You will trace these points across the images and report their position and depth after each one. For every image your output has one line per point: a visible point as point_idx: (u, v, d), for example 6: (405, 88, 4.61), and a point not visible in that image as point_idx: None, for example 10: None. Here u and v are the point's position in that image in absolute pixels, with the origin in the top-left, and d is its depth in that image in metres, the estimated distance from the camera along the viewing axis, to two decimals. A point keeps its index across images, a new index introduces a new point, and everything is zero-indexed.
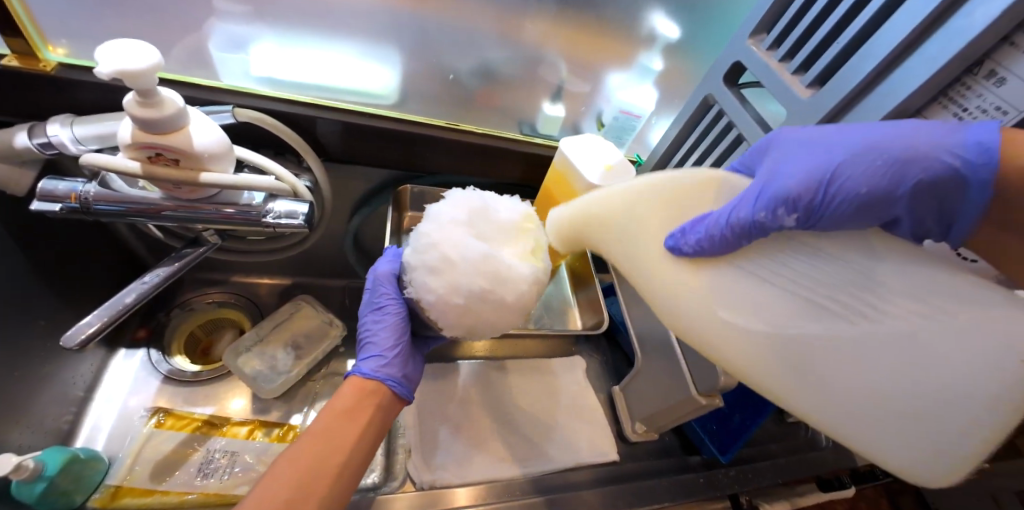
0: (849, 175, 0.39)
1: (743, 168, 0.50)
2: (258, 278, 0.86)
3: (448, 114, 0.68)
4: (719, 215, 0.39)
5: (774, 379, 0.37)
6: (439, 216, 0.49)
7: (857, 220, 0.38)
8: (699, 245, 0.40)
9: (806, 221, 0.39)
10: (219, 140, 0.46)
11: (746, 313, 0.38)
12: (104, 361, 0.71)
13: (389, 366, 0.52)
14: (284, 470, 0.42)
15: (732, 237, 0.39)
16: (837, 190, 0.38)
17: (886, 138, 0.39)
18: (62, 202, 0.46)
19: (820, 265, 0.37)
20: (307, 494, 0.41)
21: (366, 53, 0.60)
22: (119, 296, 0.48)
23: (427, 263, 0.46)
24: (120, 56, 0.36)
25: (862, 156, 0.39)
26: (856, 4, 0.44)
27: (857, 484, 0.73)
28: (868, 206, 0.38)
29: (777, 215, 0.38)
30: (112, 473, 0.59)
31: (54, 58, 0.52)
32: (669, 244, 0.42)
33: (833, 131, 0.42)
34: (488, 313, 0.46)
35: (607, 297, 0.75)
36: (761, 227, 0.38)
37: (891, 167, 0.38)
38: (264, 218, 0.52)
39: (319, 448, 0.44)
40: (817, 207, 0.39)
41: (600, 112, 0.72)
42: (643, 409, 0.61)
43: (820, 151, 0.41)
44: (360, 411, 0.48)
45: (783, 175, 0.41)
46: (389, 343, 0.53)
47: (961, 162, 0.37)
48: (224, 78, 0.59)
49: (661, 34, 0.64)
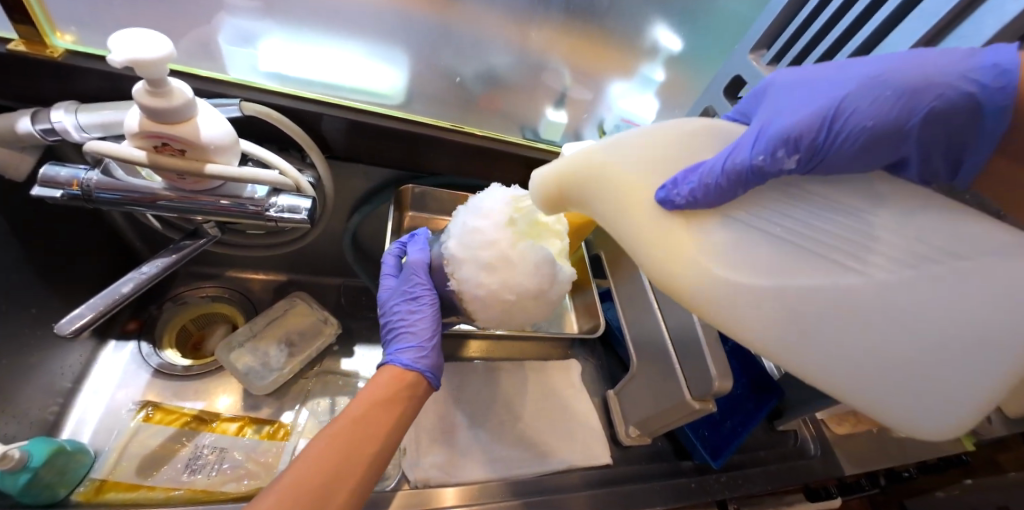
0: (854, 109, 0.36)
1: (738, 119, 0.48)
2: (252, 274, 0.86)
3: (453, 116, 0.67)
4: (715, 162, 0.37)
5: (774, 327, 0.36)
6: (495, 211, 0.52)
7: (862, 156, 0.35)
8: (692, 195, 0.37)
9: (809, 162, 0.37)
10: (226, 133, 0.46)
11: (731, 265, 0.37)
12: (93, 353, 0.70)
13: (428, 358, 0.53)
14: (325, 446, 0.42)
15: (728, 186, 0.37)
16: (841, 127, 0.35)
17: (891, 68, 0.36)
18: (64, 188, 0.46)
19: (814, 217, 0.36)
20: (346, 475, 0.41)
21: (373, 53, 0.61)
22: (116, 286, 0.48)
23: (481, 259, 0.50)
24: (133, 45, 0.36)
25: (866, 89, 0.36)
26: (859, 22, 0.46)
27: (845, 495, 0.75)
28: (878, 142, 0.35)
29: (776, 157, 0.36)
30: (97, 467, 0.58)
31: (63, 46, 0.52)
32: (659, 196, 0.39)
33: (832, 69, 0.40)
34: (527, 307, 0.53)
35: (604, 302, 0.75)
36: (758, 171, 0.36)
37: (899, 98, 0.35)
38: (267, 211, 0.52)
39: (354, 433, 0.43)
40: (820, 145, 0.36)
41: (602, 119, 0.71)
42: (636, 413, 0.62)
43: (819, 88, 0.39)
44: (398, 399, 0.49)
45: (781, 117, 0.39)
46: (428, 334, 0.54)
47: (977, 89, 0.33)
48: (229, 70, 0.57)
49: (664, 46, 0.66)
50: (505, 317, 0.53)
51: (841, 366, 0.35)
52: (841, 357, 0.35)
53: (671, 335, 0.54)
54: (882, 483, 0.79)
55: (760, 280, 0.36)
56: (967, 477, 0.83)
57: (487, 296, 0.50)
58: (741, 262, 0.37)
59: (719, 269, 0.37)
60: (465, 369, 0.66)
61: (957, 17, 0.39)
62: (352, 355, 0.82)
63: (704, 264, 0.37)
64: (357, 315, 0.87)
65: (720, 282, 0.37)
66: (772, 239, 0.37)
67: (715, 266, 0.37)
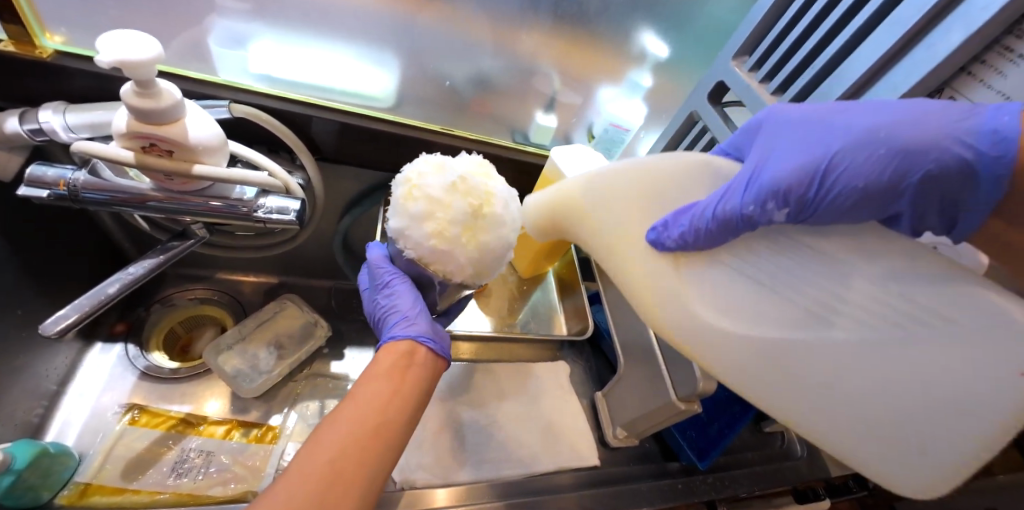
0: (847, 164, 0.38)
1: (734, 151, 0.50)
2: (241, 276, 0.85)
3: (444, 118, 0.69)
4: (706, 207, 0.41)
5: (763, 379, 0.39)
6: (407, 170, 0.44)
7: (849, 212, 0.38)
8: (682, 239, 0.42)
9: (797, 215, 0.40)
10: (215, 135, 0.46)
11: (710, 307, 0.41)
12: (79, 354, 0.69)
13: (416, 324, 0.51)
14: (332, 433, 0.39)
15: (716, 231, 0.40)
16: (830, 183, 0.37)
17: (892, 124, 0.37)
18: (50, 188, 0.46)
19: (794, 267, 0.40)
20: (357, 455, 0.39)
21: (364, 55, 0.61)
22: (102, 286, 0.48)
23: (410, 213, 0.41)
24: (121, 46, 0.36)
25: (863, 144, 0.38)
26: (835, 28, 0.46)
27: (834, 497, 0.75)
28: (866, 200, 0.37)
29: (766, 208, 0.39)
30: (81, 470, 0.57)
31: (51, 46, 0.52)
32: (652, 238, 0.44)
33: (833, 112, 0.41)
34: (488, 232, 0.41)
35: (593, 304, 0.76)
36: (748, 219, 0.39)
37: (894, 157, 0.37)
38: (255, 213, 0.52)
39: (361, 408, 0.42)
40: (809, 201, 0.38)
41: (591, 124, 0.74)
42: (623, 415, 0.62)
43: (816, 134, 0.41)
44: (401, 371, 0.47)
45: (774, 162, 0.41)
46: (410, 304, 0.52)
47: (974, 154, 0.35)
48: (221, 73, 0.58)
49: (651, 52, 0.67)
50: (474, 254, 0.41)
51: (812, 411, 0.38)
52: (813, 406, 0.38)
53: (658, 337, 0.55)
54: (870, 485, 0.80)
55: (740, 325, 0.40)
56: (954, 479, 0.84)
57: (445, 250, 0.40)
58: (720, 306, 0.41)
59: (699, 311, 0.41)
60: (453, 371, 0.66)
61: (927, 24, 0.39)
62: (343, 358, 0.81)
63: (683, 303, 0.42)
64: (347, 318, 0.87)
65: (700, 323, 0.41)
66: (747, 281, 0.41)
67: (694, 309, 0.42)
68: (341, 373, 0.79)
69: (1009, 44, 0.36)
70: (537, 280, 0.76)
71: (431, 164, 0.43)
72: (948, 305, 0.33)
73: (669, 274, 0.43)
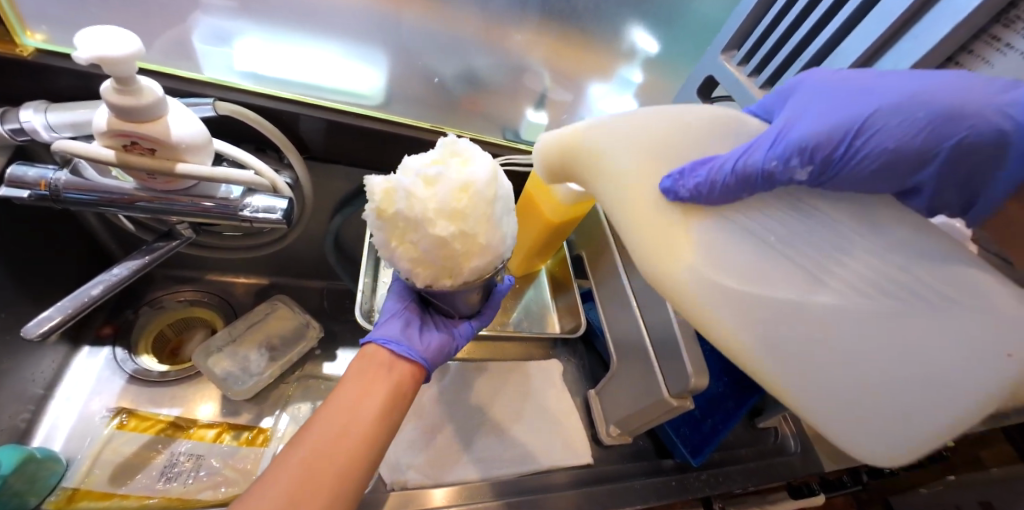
0: (883, 125, 0.36)
1: (763, 114, 0.46)
2: (232, 278, 0.84)
3: (433, 118, 0.65)
4: (726, 160, 0.37)
5: (774, 356, 0.35)
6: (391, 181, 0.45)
7: (876, 177, 0.36)
8: (697, 188, 0.37)
9: (819, 176, 0.36)
10: (198, 133, 0.46)
11: (723, 265, 0.36)
12: (66, 358, 0.68)
13: (384, 327, 0.51)
14: (313, 430, 0.40)
15: (735, 185, 0.36)
16: (863, 143, 0.35)
17: (932, 88, 0.36)
18: (32, 188, 0.45)
19: (808, 228, 0.36)
20: (336, 451, 0.39)
21: (351, 52, 0.62)
22: (85, 288, 0.47)
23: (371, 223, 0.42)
24: (99, 43, 0.36)
25: (900, 108, 0.36)
26: (825, 16, 0.46)
27: (827, 492, 0.75)
28: (898, 164, 0.35)
29: (790, 165, 0.35)
30: (69, 475, 0.57)
31: (33, 44, 0.50)
32: (665, 186, 0.39)
33: (868, 78, 0.39)
34: (405, 231, 0.37)
35: (586, 302, 0.75)
36: (770, 176, 0.36)
37: (930, 123, 0.35)
38: (241, 212, 0.51)
39: (337, 409, 0.42)
40: (836, 160, 0.35)
41: (582, 120, 0.69)
42: (616, 412, 0.62)
43: (853, 94, 0.38)
44: (379, 370, 0.47)
45: (806, 120, 0.38)
46: (393, 311, 0.53)
47: (1012, 126, 0.34)
48: (204, 70, 0.56)
49: (641, 48, 0.68)
50: (405, 257, 0.38)
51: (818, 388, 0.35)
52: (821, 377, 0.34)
53: (650, 334, 0.55)
54: (864, 479, 0.79)
55: (746, 285, 0.35)
56: (951, 474, 0.83)
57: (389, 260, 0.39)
58: (735, 265, 0.36)
59: (701, 266, 0.36)
60: (446, 370, 0.66)
61: (911, 18, 0.39)
62: (335, 358, 0.80)
63: (695, 254, 0.37)
64: (338, 318, 0.86)
65: (707, 281, 0.36)
66: (755, 242, 0.37)
67: (706, 262, 0.36)
68: (333, 374, 0.78)
69: (996, 33, 0.36)
70: (531, 278, 0.76)
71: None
72: (945, 292, 0.32)
73: (676, 225, 0.38)
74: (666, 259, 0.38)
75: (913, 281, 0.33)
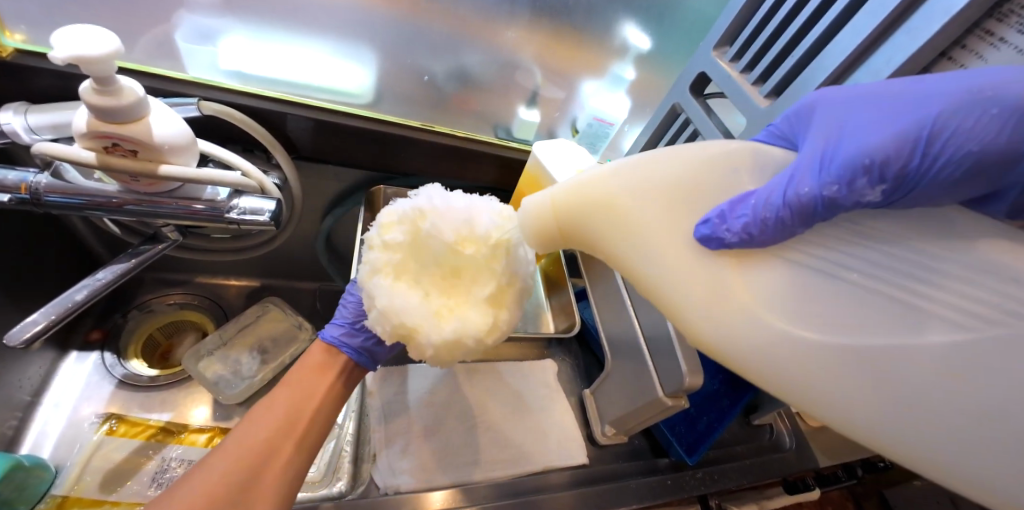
0: (952, 130, 0.33)
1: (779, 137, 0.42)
2: (224, 280, 0.83)
3: (424, 114, 0.67)
4: (771, 194, 0.35)
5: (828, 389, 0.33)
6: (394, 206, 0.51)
7: (953, 189, 0.33)
8: (746, 230, 0.33)
9: (892, 194, 0.33)
10: (182, 132, 0.45)
11: (784, 313, 0.33)
12: (52, 364, 0.67)
13: (348, 335, 0.50)
14: (263, 416, 0.44)
15: (789, 220, 0.34)
16: (937, 151, 0.33)
17: (992, 83, 0.33)
18: (11, 192, 0.44)
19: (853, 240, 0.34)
20: (284, 437, 0.43)
21: (339, 50, 0.60)
22: (68, 294, 0.46)
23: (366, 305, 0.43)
24: (76, 41, 0.35)
25: (966, 107, 0.33)
26: (818, 10, 0.46)
27: (822, 487, 0.75)
28: (976, 171, 0.33)
29: (855, 186, 0.33)
30: (59, 482, 0.56)
31: (11, 44, 0.50)
32: (703, 233, 0.35)
33: (905, 84, 0.36)
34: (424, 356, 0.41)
35: (581, 301, 0.75)
36: (831, 203, 0.33)
37: (1010, 118, 0.32)
38: (228, 214, 0.51)
39: (290, 399, 0.46)
40: (909, 175, 0.32)
41: (574, 119, 0.74)
42: (611, 411, 0.62)
43: (894, 106, 0.35)
44: (330, 367, 0.50)
45: (851, 138, 0.35)
46: (356, 314, 0.52)
47: None
48: (190, 70, 0.57)
49: (633, 45, 0.66)
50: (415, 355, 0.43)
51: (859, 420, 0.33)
52: (869, 406, 0.32)
53: (645, 334, 0.54)
54: (858, 473, 0.80)
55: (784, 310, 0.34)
56: None
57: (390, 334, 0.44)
58: (789, 298, 0.34)
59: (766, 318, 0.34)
60: (441, 371, 0.65)
61: (906, 11, 0.39)
62: None
63: (759, 315, 0.34)
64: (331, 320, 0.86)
65: (763, 319, 0.34)
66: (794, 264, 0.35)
67: (750, 292, 0.34)
68: None
69: (990, 27, 0.36)
70: None
71: (381, 220, 0.46)
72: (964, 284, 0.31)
73: (722, 275, 0.35)
74: (728, 316, 0.34)
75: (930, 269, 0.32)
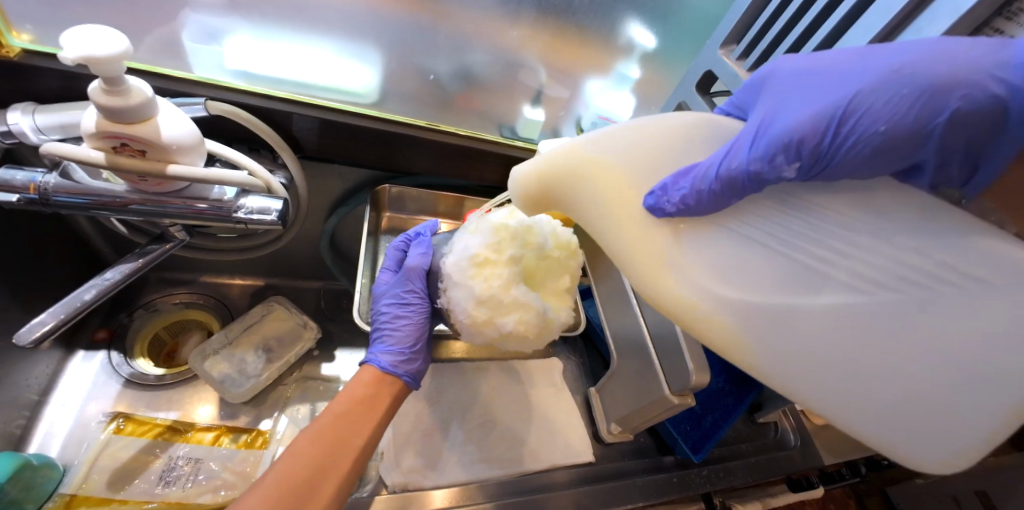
0: (868, 108, 0.33)
1: (735, 112, 0.44)
2: (228, 279, 0.83)
3: (428, 114, 0.66)
4: (709, 166, 0.36)
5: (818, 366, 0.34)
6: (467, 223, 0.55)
7: (871, 165, 0.33)
8: (683, 202, 0.36)
9: (810, 170, 0.34)
10: (190, 133, 0.45)
11: (717, 276, 0.36)
12: (60, 364, 0.67)
13: (405, 362, 0.54)
14: (304, 448, 0.45)
15: (721, 193, 0.35)
16: (849, 129, 0.33)
17: (916, 61, 0.33)
18: (20, 193, 0.44)
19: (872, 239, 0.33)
20: (326, 472, 0.44)
21: (344, 49, 0.60)
22: (77, 293, 0.46)
23: (479, 315, 0.49)
24: (86, 42, 0.35)
25: (883, 85, 0.33)
26: (826, 8, 0.45)
27: (826, 485, 0.75)
28: (890, 148, 0.32)
29: (775, 163, 0.33)
30: (66, 481, 0.56)
31: (19, 45, 0.49)
32: (648, 204, 0.38)
33: (843, 58, 0.36)
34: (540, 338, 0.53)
35: (586, 299, 0.75)
36: (755, 178, 0.34)
37: (919, 98, 0.32)
38: (235, 213, 0.51)
39: (339, 429, 0.47)
40: (824, 151, 0.33)
41: (580, 117, 0.72)
42: (617, 410, 0.62)
43: (828, 82, 0.36)
44: (377, 400, 0.51)
45: (784, 113, 0.36)
46: (410, 341, 0.55)
47: (1009, 90, 0.31)
48: (195, 69, 0.56)
49: (637, 43, 0.67)
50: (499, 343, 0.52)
51: (784, 368, 0.35)
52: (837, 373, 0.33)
53: (651, 332, 0.54)
54: (862, 471, 0.80)
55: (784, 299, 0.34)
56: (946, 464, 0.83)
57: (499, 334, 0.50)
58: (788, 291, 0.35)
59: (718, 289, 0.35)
60: (447, 371, 0.65)
61: (912, 11, 0.39)
62: (333, 359, 0.79)
63: (713, 280, 0.36)
64: (336, 319, 0.86)
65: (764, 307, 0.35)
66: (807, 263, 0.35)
67: (708, 277, 0.36)
68: (332, 375, 0.77)
69: (998, 26, 0.36)
70: None
71: (485, 237, 0.51)
72: (976, 274, 0.30)
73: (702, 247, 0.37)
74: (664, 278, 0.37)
75: (942, 262, 0.31)
